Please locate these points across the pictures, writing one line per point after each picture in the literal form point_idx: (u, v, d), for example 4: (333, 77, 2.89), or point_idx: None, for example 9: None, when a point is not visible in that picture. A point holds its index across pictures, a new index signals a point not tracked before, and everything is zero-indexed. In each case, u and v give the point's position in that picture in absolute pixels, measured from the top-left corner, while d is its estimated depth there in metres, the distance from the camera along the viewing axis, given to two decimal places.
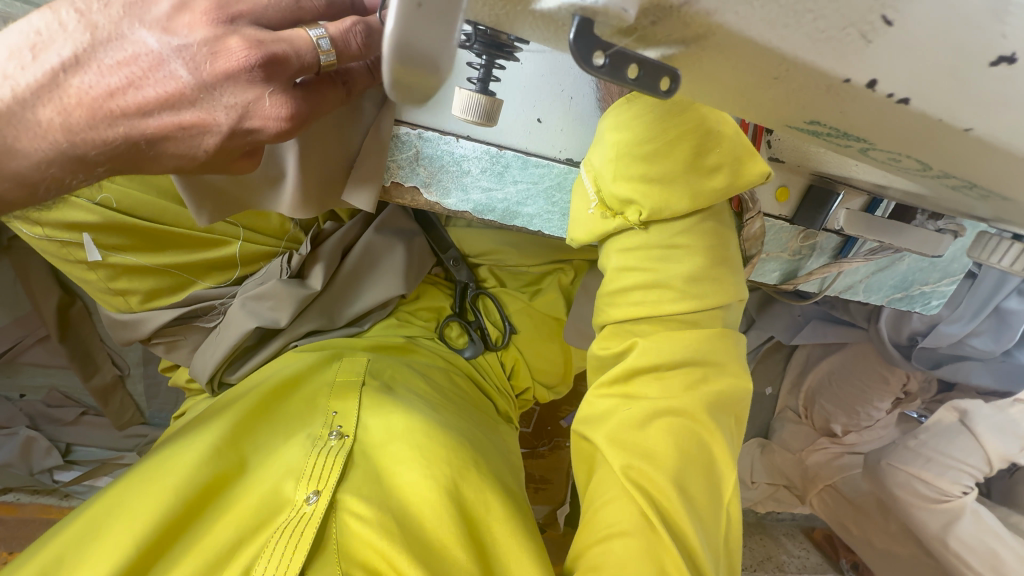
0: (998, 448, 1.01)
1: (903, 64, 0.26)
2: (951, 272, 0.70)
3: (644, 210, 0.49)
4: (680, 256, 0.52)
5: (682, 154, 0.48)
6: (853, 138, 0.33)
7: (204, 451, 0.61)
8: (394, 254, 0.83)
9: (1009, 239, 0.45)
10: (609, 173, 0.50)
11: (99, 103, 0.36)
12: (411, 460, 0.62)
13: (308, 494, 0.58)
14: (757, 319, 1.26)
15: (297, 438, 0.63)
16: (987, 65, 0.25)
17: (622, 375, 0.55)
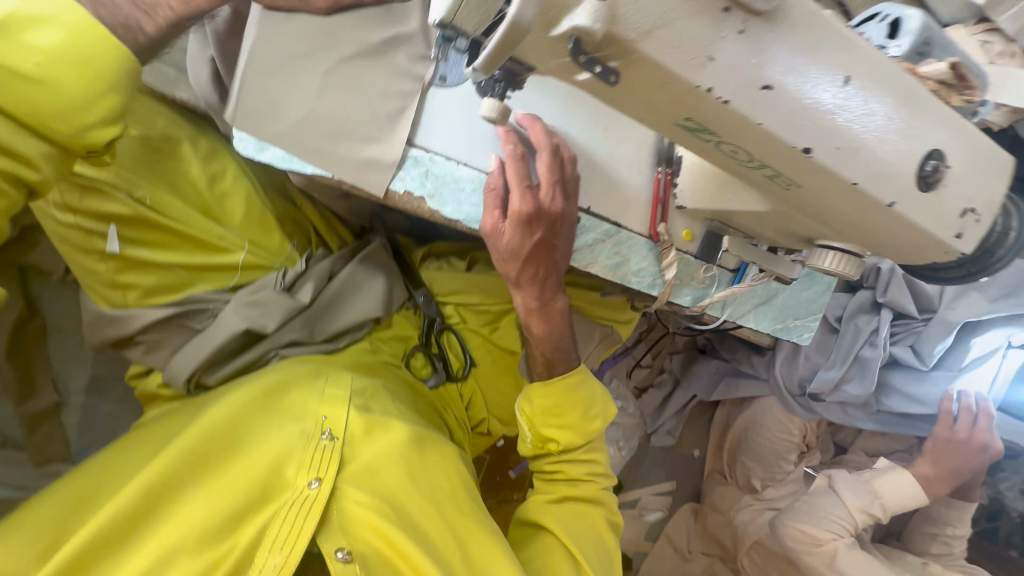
0: (856, 501, 1.22)
1: (726, 77, 0.37)
2: (813, 310, 0.94)
3: (560, 444, 0.76)
4: (581, 462, 0.78)
5: (576, 415, 0.76)
6: (708, 132, 0.42)
7: (202, 430, 0.60)
8: (374, 283, 0.93)
9: (828, 248, 0.64)
10: (538, 420, 0.77)
11: None
12: (401, 458, 0.65)
13: (310, 479, 0.60)
14: (682, 379, 1.48)
15: (288, 427, 0.64)
16: (763, 88, 0.39)
17: (555, 498, 0.76)
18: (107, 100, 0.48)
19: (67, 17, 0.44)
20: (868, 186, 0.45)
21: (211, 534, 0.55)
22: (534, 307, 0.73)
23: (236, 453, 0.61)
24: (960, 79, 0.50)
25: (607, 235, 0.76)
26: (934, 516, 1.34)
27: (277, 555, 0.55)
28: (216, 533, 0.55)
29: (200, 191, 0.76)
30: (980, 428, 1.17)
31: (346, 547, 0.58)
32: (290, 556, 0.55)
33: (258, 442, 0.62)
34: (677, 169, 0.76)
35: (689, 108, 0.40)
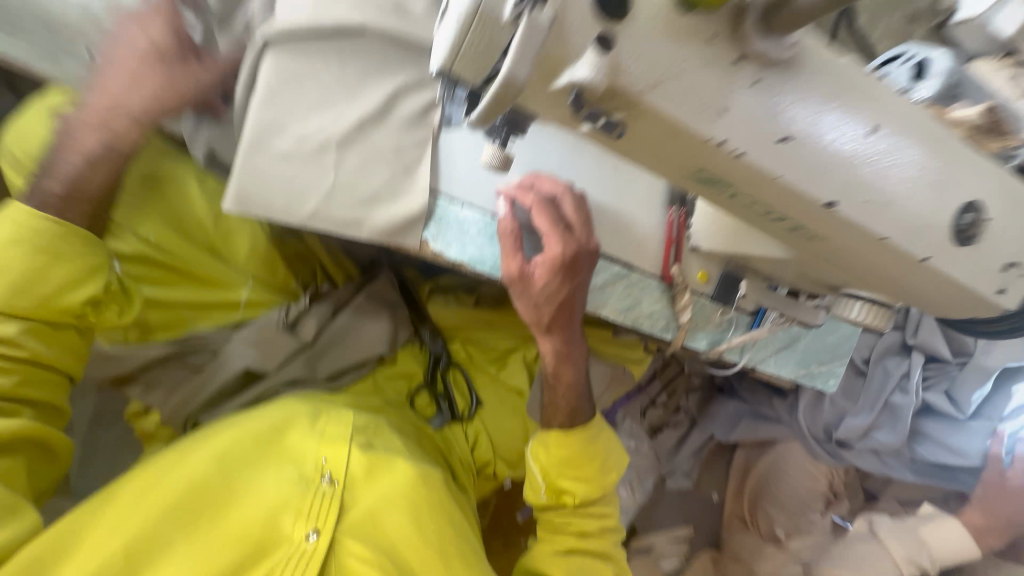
0: (902, 550, 1.09)
1: (739, 131, 0.35)
2: (839, 355, 0.89)
3: (577, 496, 0.70)
4: (597, 516, 0.72)
5: (593, 467, 0.71)
6: (722, 185, 0.40)
7: (198, 480, 0.58)
8: (379, 320, 0.90)
9: (853, 298, 0.61)
10: (553, 472, 0.71)
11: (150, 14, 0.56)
12: (403, 508, 0.62)
13: (307, 531, 0.58)
14: (698, 419, 1.43)
15: (285, 474, 0.61)
16: (780, 140, 0.36)
17: (563, 550, 0.70)
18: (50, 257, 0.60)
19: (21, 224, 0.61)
20: (901, 241, 0.42)
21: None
22: (560, 353, 0.69)
23: (230, 506, 0.58)
24: (994, 125, 0.48)
25: (619, 277, 0.73)
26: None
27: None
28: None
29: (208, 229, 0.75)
30: None
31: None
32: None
33: (253, 493, 0.59)
34: (691, 209, 0.72)
35: (701, 162, 0.37)
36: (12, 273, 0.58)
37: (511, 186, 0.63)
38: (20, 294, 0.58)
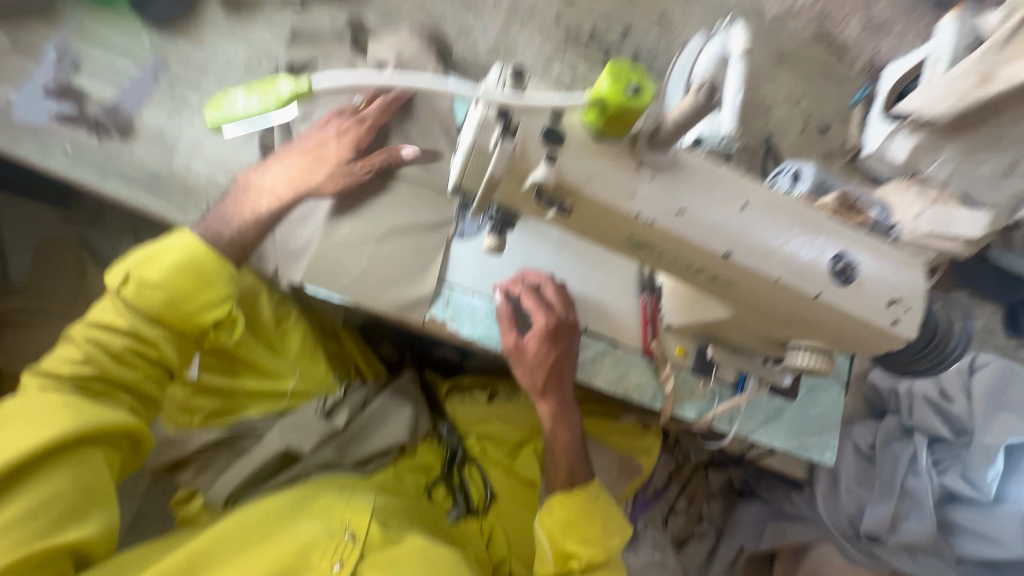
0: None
1: (647, 208, 0.53)
2: (828, 427, 0.95)
3: (584, 560, 0.75)
4: None
5: (597, 528, 0.77)
6: (647, 248, 0.57)
7: (244, 521, 0.68)
8: (402, 412, 1.02)
9: (800, 347, 0.72)
10: (558, 535, 0.77)
11: (285, 188, 0.73)
12: (414, 557, 0.68)
13: (332, 564, 0.66)
14: (724, 528, 1.38)
15: (315, 523, 0.69)
16: (677, 212, 0.54)
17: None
18: (208, 287, 0.69)
19: (177, 247, 0.69)
20: (789, 280, 0.58)
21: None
22: (555, 415, 0.81)
23: (265, 542, 0.66)
24: (852, 206, 0.66)
25: (606, 351, 0.86)
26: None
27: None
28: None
29: (268, 328, 0.92)
30: None
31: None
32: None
33: (287, 534, 0.68)
34: (660, 294, 0.87)
35: (628, 230, 0.55)
36: (170, 290, 0.67)
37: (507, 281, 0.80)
38: (172, 308, 0.67)
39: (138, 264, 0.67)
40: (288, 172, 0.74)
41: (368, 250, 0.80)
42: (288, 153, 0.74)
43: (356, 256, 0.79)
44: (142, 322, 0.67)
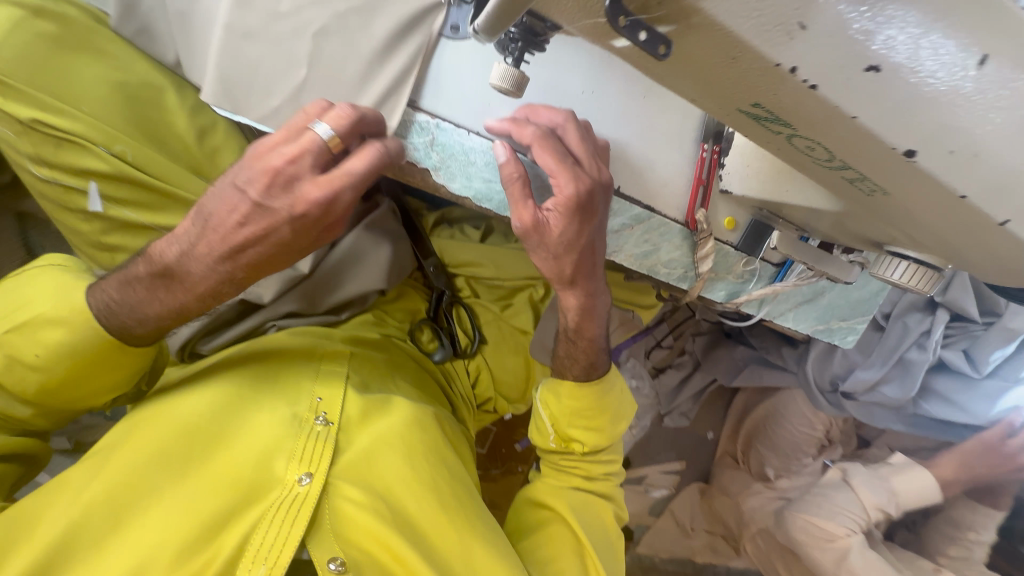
0: (871, 498, 1.21)
1: (820, 54, 0.27)
2: (862, 311, 0.84)
3: (585, 446, 0.74)
4: (601, 460, 0.76)
5: (604, 420, 0.73)
6: (780, 123, 0.33)
7: (189, 421, 0.54)
8: (380, 253, 0.86)
9: (901, 259, 0.55)
10: (563, 420, 0.74)
11: (234, 233, 0.48)
12: (396, 445, 0.61)
13: (300, 474, 0.54)
14: (702, 362, 1.40)
15: (277, 415, 0.58)
16: (866, 69, 0.28)
17: (570, 486, 0.73)
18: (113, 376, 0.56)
19: (72, 316, 0.53)
20: (982, 202, 0.35)
21: (192, 543, 0.48)
22: (583, 307, 0.67)
23: (218, 447, 0.54)
24: None
25: (638, 221, 0.66)
26: (957, 520, 1.27)
27: (260, 566, 0.49)
28: (196, 541, 0.48)
29: (188, 145, 0.68)
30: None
31: (340, 556, 0.52)
32: (276, 565, 0.49)
33: (245, 433, 0.56)
34: (726, 148, 0.65)
35: (762, 93, 0.30)
36: (65, 366, 0.53)
37: (501, 121, 0.55)
38: (70, 387, 0.55)
39: (12, 330, 0.53)
40: (222, 250, 0.49)
41: (301, 51, 0.53)
42: (224, 225, 0.48)
43: (284, 64, 0.53)
44: (40, 389, 0.54)
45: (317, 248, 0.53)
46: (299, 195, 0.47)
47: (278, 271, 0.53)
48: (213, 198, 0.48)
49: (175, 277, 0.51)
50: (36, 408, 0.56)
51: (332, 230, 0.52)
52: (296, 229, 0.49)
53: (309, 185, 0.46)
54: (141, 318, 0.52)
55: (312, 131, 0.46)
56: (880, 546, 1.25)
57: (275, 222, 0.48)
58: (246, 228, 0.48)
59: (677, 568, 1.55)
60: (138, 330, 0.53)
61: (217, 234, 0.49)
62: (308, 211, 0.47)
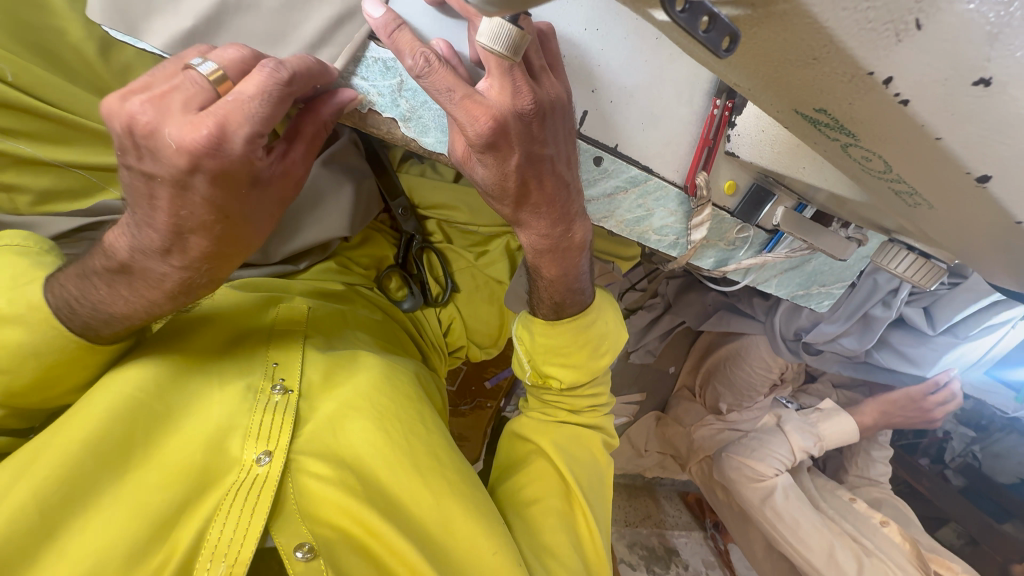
0: (800, 441, 1.33)
1: (926, 63, 0.22)
2: (842, 277, 0.82)
3: (564, 382, 0.67)
4: (587, 396, 0.70)
5: (583, 353, 0.66)
6: (844, 133, 0.28)
7: (124, 400, 0.44)
8: (342, 194, 0.77)
9: (907, 250, 0.55)
10: (538, 356, 0.67)
11: (178, 209, 0.39)
12: (366, 408, 0.53)
13: (259, 454, 0.47)
14: (673, 304, 1.40)
15: (228, 388, 0.50)
16: (976, 82, 0.23)
17: (554, 419, 0.68)
18: (80, 372, 0.46)
19: (28, 314, 0.42)
20: None
21: (140, 545, 0.40)
22: (544, 245, 0.57)
23: (162, 430, 0.45)
24: None
25: (633, 184, 0.59)
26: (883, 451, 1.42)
27: (219, 565, 0.41)
28: (142, 543, 0.40)
29: (91, 63, 0.55)
30: (937, 395, 1.28)
31: (308, 542, 0.45)
32: (237, 562, 0.41)
33: (194, 412, 0.48)
34: (740, 105, 0.57)
35: (834, 100, 0.26)
36: (36, 368, 0.43)
37: (377, 19, 0.42)
38: (42, 388, 0.44)
39: None
40: (176, 229, 0.41)
41: None
42: (155, 213, 0.40)
43: None
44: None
45: (273, 212, 0.45)
46: (172, 142, 0.36)
47: (238, 249, 0.45)
48: (128, 190, 0.40)
49: (135, 273, 0.43)
50: (9, 411, 0.46)
51: (287, 172, 0.44)
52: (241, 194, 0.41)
53: (177, 130, 0.36)
54: (109, 318, 0.44)
55: (187, 70, 0.37)
56: (802, 477, 1.42)
57: (188, 190, 0.39)
58: (181, 209, 0.39)
59: (628, 481, 1.70)
60: (107, 331, 0.45)
61: (182, 212, 0.40)
62: (201, 163, 0.37)
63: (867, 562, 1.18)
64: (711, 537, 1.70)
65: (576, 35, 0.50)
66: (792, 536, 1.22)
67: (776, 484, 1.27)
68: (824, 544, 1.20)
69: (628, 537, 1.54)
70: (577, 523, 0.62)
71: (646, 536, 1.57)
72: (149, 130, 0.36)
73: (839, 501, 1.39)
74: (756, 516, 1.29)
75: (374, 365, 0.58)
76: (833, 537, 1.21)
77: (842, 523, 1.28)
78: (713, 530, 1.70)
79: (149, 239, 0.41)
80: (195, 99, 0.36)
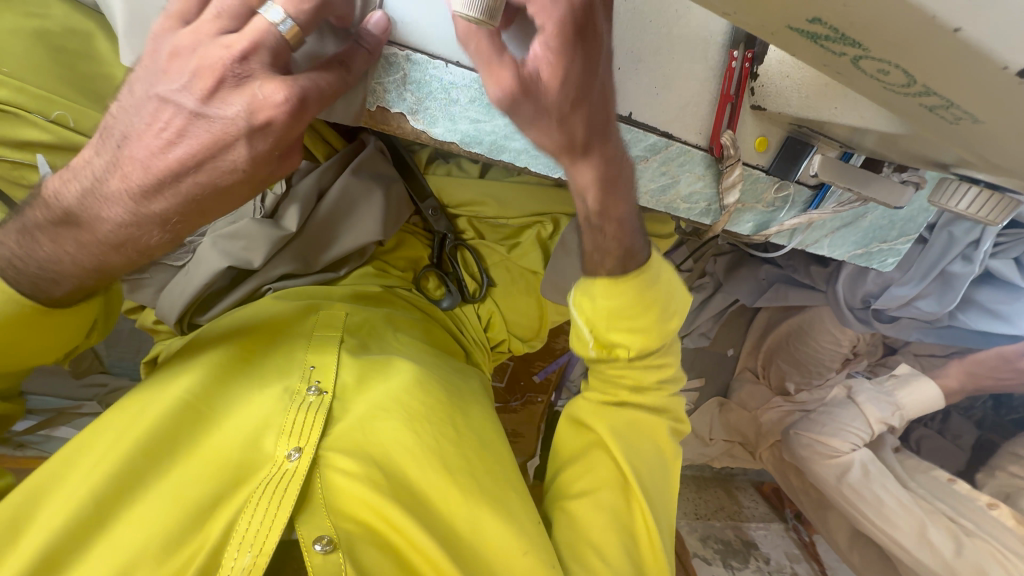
0: (876, 413, 1.23)
1: None
2: (906, 232, 0.75)
3: (631, 349, 0.63)
4: (656, 367, 0.66)
5: (652, 315, 0.62)
6: (849, 43, 0.25)
7: (173, 406, 0.50)
8: (371, 200, 0.79)
9: (968, 182, 0.48)
10: (603, 324, 0.62)
11: (149, 160, 0.42)
12: (395, 410, 0.55)
13: (290, 450, 0.50)
14: (724, 283, 1.29)
15: (269, 392, 0.54)
16: None
17: (615, 401, 0.65)
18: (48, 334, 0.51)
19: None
20: None
21: (176, 536, 0.44)
22: (608, 178, 0.52)
23: (206, 433, 0.51)
24: None
25: (654, 151, 0.57)
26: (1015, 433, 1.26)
27: (246, 554, 0.44)
28: (179, 532, 0.44)
29: None
30: None
31: (327, 534, 0.46)
32: (262, 551, 0.44)
33: (234, 415, 0.52)
34: (762, 52, 0.54)
35: (826, 3, 0.24)
36: None
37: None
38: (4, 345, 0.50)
39: None
40: (142, 180, 0.43)
41: None
42: (139, 143, 0.42)
43: None
44: None
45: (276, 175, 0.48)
46: (256, 94, 0.40)
47: (209, 216, 0.47)
48: (111, 134, 0.43)
49: (80, 224, 0.45)
50: None
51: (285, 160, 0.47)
52: (252, 159, 0.43)
53: (265, 81, 0.40)
54: (55, 275, 0.48)
55: (267, 24, 0.40)
56: (884, 454, 1.30)
57: (230, 149, 0.42)
58: (179, 145, 0.42)
59: (696, 473, 1.63)
60: (58, 291, 0.49)
61: (152, 163, 0.42)
62: (274, 119, 0.41)
63: (967, 542, 1.07)
64: (793, 529, 1.59)
65: None
66: (876, 516, 1.13)
67: (854, 461, 1.19)
68: (913, 524, 1.11)
69: (701, 531, 1.48)
70: (634, 524, 0.59)
71: (720, 528, 1.50)
72: (204, 77, 0.40)
73: (935, 483, 1.25)
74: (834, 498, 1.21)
75: (401, 365, 0.60)
76: (924, 514, 1.11)
77: (935, 502, 1.17)
78: (795, 521, 1.59)
79: (99, 184, 0.44)
80: (269, 47, 0.41)
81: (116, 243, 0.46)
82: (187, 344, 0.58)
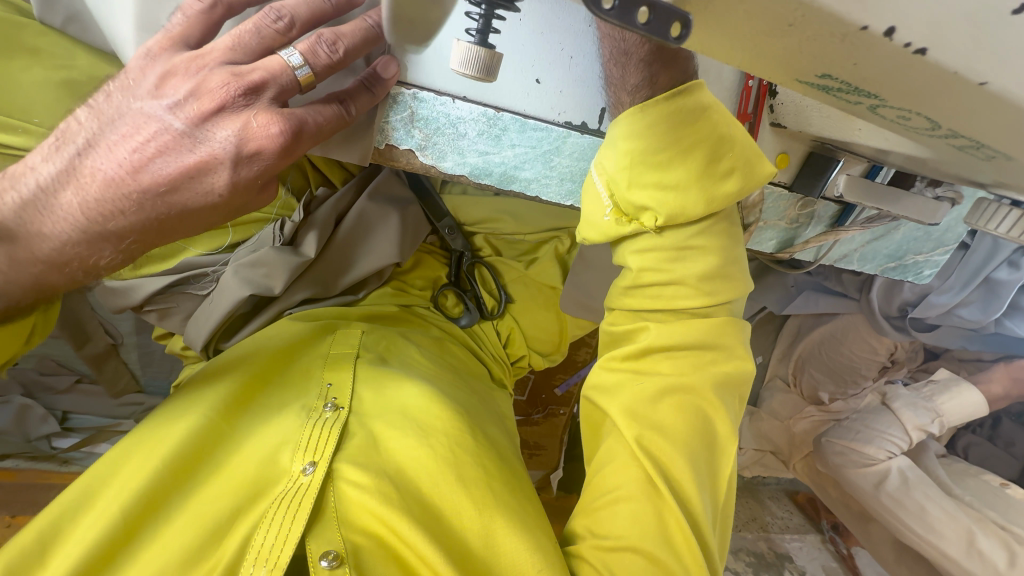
0: (915, 420, 1.18)
1: (927, 4, 0.21)
2: (944, 242, 0.71)
3: (658, 215, 0.47)
4: (699, 254, 0.50)
5: (695, 163, 0.45)
6: (863, 95, 0.26)
7: (198, 425, 0.52)
8: (388, 224, 0.80)
9: (1008, 205, 0.45)
10: (623, 180, 0.48)
11: (112, 176, 0.42)
12: (409, 424, 0.55)
13: (305, 464, 0.51)
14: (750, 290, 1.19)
15: (287, 411, 0.55)
16: (1009, 13, 0.21)
17: (636, 351, 0.53)
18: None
19: None
20: None
21: (194, 552, 0.45)
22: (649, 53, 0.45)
23: (227, 453, 0.52)
24: None
25: None
26: None
27: (261, 567, 0.44)
28: (197, 549, 0.45)
29: None
30: None
31: (334, 549, 0.46)
32: (275, 565, 0.44)
33: (253, 435, 0.54)
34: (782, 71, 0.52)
35: (836, 63, 0.24)
36: None
37: None
38: None
39: None
40: (97, 192, 0.42)
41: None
42: (106, 156, 0.42)
43: None
44: None
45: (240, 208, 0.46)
46: (250, 122, 0.40)
47: (168, 237, 0.46)
48: (75, 140, 0.43)
49: (19, 239, 0.43)
50: None
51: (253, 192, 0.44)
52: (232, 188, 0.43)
53: (260, 111, 0.40)
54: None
55: (282, 63, 0.41)
56: (925, 460, 1.25)
57: (211, 173, 0.42)
58: (153, 161, 0.41)
59: None
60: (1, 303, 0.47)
61: (111, 176, 0.42)
62: (264, 150, 0.41)
63: None
64: (830, 541, 1.53)
65: (559, 58, 0.50)
66: (920, 526, 1.08)
67: (890, 468, 1.15)
68: (960, 532, 1.05)
69: (733, 543, 1.43)
70: (668, 530, 0.47)
71: (752, 540, 1.45)
72: (195, 97, 0.41)
73: (983, 486, 1.17)
74: (870, 505, 1.16)
75: (413, 379, 0.61)
76: (972, 521, 1.06)
77: (983, 509, 1.11)
78: (832, 532, 1.52)
79: (44, 188, 0.43)
80: (270, 77, 0.41)
81: (59, 258, 0.45)
82: (211, 365, 0.61)
